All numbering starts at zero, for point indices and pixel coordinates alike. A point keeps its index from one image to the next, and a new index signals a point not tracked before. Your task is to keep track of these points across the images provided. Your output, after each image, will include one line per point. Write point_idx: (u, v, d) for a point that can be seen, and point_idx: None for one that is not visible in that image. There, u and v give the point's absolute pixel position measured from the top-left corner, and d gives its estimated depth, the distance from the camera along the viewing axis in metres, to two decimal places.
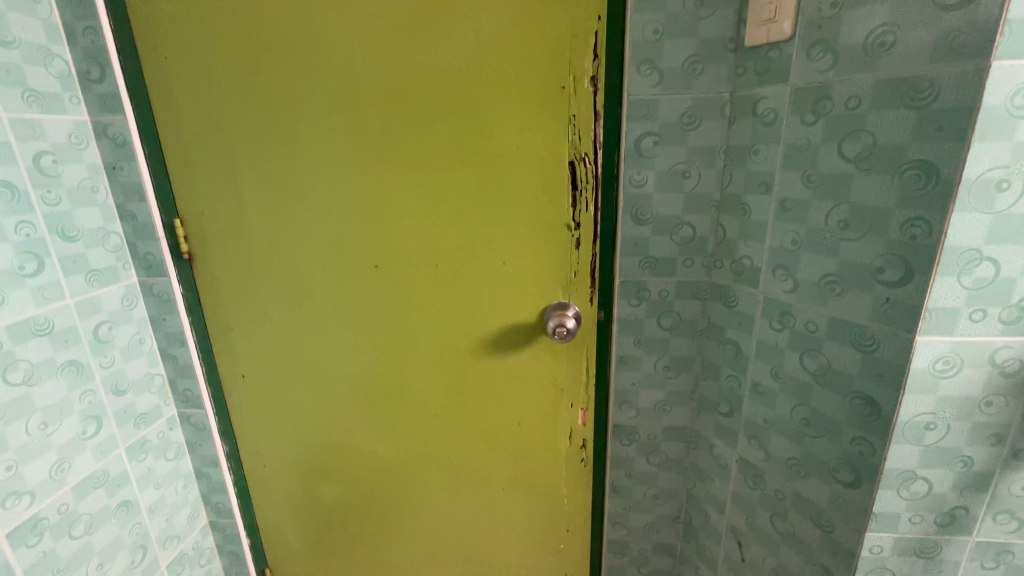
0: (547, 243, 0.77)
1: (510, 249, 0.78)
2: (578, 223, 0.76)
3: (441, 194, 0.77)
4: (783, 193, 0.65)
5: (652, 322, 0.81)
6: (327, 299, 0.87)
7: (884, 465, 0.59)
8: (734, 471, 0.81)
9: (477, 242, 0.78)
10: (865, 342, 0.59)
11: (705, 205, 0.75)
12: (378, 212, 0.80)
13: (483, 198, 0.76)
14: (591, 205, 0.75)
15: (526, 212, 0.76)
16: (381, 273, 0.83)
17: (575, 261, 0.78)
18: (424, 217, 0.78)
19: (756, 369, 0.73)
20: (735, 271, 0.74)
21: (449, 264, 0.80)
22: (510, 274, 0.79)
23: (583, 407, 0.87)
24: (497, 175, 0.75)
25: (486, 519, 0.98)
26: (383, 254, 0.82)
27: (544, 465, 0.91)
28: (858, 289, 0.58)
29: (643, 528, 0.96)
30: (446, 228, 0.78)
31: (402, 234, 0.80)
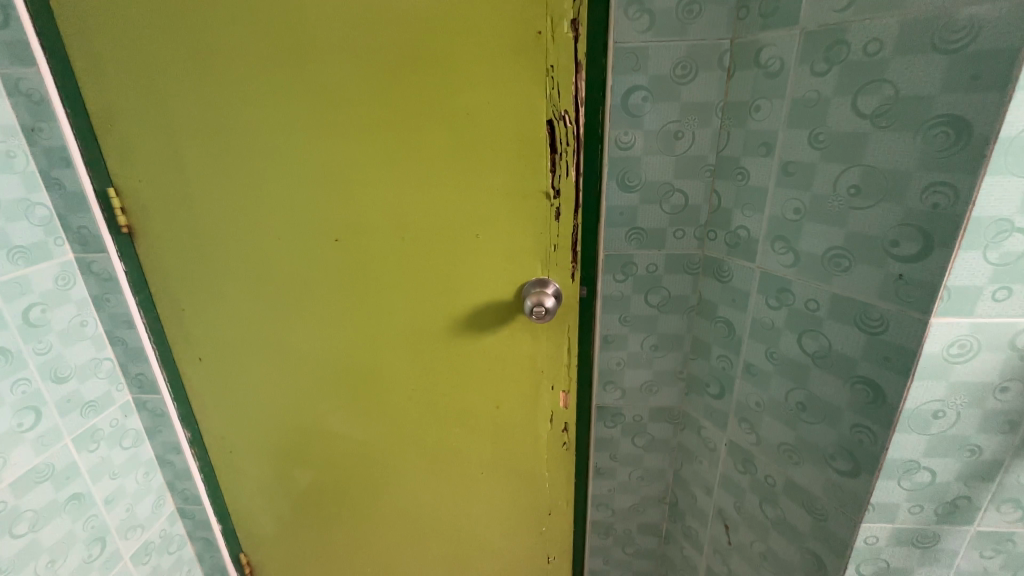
0: (527, 213, 0.69)
1: (491, 221, 0.70)
2: (558, 188, 0.67)
3: (415, 159, 0.68)
4: (787, 155, 0.58)
5: (639, 299, 0.76)
6: (290, 276, 0.79)
7: (885, 454, 0.55)
8: (723, 454, 0.77)
9: (455, 213, 0.71)
10: (872, 323, 0.53)
11: (698, 168, 0.68)
12: (344, 179, 0.71)
13: (459, 162, 0.68)
14: (572, 166, 0.66)
15: (505, 180, 0.68)
16: (350, 246, 0.75)
17: (555, 231, 0.70)
18: (397, 183, 0.70)
19: (750, 349, 0.68)
20: (729, 242, 0.67)
21: (426, 238, 0.73)
22: (490, 249, 0.72)
23: (564, 389, 0.80)
24: (474, 136, 0.66)
25: (464, 502, 0.93)
26: (354, 229, 0.74)
27: (526, 451, 0.86)
28: (866, 263, 0.52)
29: (628, 508, 0.93)
30: (423, 197, 0.70)
31: (374, 202, 0.72)
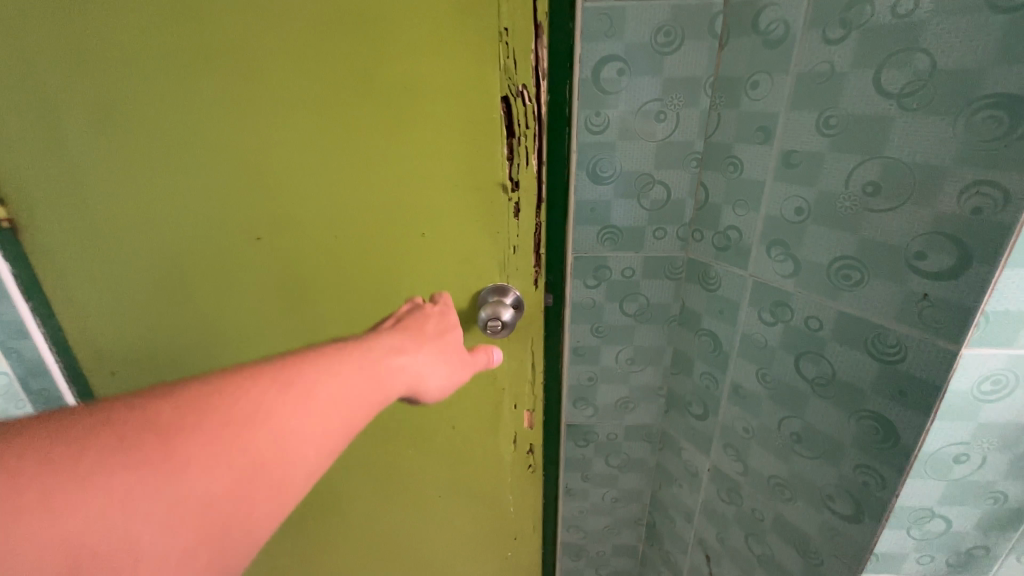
0: (485, 215, 0.54)
1: (443, 224, 0.54)
2: (517, 181, 0.51)
3: (345, 143, 0.50)
4: (789, 142, 0.48)
5: (613, 307, 0.66)
6: (191, 297, 0.59)
7: (894, 501, 0.47)
8: (706, 480, 0.69)
9: (402, 214, 0.54)
10: (887, 349, 0.44)
11: (682, 157, 0.57)
12: (249, 169, 0.51)
13: (401, 147, 0.50)
14: (535, 156, 0.50)
15: (457, 173, 0.51)
16: (270, 256, 0.56)
17: (515, 236, 0.54)
18: (324, 175, 0.52)
19: (738, 369, 0.59)
20: (718, 245, 0.57)
21: (370, 243, 0.56)
22: (441, 260, 0.56)
23: (529, 408, 0.70)
24: (413, 116, 0.48)
25: (422, 530, 0.82)
26: (275, 235, 0.55)
27: (488, 474, 0.76)
28: (881, 278, 0.43)
29: (602, 530, 0.85)
30: (361, 193, 0.52)
31: (294, 199, 0.53)
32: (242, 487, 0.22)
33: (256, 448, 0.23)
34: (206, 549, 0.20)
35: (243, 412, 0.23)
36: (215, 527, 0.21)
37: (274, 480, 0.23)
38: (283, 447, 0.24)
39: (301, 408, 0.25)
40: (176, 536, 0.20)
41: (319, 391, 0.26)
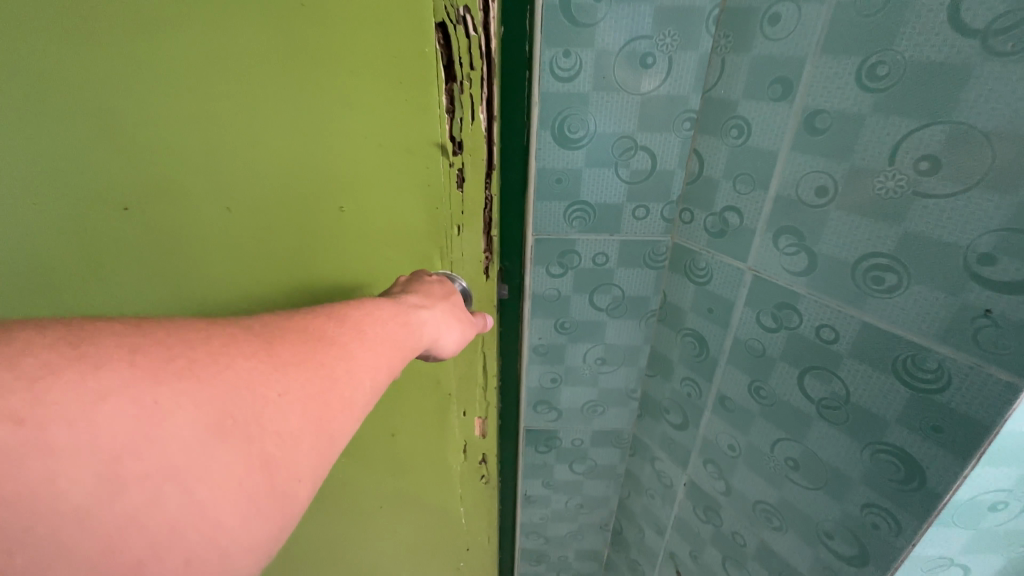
0: (427, 194, 0.34)
1: (378, 211, 0.34)
2: (458, 146, 0.33)
3: (229, 70, 0.28)
4: (816, 98, 0.36)
5: (582, 300, 0.54)
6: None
7: (909, 550, 0.38)
8: (681, 494, 0.60)
9: (327, 199, 0.33)
10: (923, 373, 0.34)
11: (674, 116, 0.45)
12: (61, 114, 0.28)
13: (317, 83, 0.29)
14: (483, 111, 0.32)
15: (398, 130, 0.31)
16: (123, 264, 0.33)
17: (455, 224, 0.36)
18: (197, 128, 0.30)
19: (727, 377, 0.49)
20: (711, 230, 0.46)
21: (284, 240, 0.34)
22: (379, 264, 0.36)
23: (481, 416, 0.57)
24: (325, 32, 0.28)
25: (353, 553, 0.66)
26: (131, 228, 0.32)
27: (435, 489, 0.62)
28: (923, 284, 0.33)
29: (564, 536, 0.77)
30: (264, 160, 0.31)
31: (153, 167, 0.30)
32: (332, 391, 0.22)
33: (345, 363, 0.23)
34: (315, 433, 0.20)
35: (325, 332, 0.23)
36: (321, 413, 0.21)
37: (361, 391, 0.23)
38: (363, 361, 0.24)
39: (372, 331, 0.26)
40: (293, 418, 0.19)
41: (381, 324, 0.27)
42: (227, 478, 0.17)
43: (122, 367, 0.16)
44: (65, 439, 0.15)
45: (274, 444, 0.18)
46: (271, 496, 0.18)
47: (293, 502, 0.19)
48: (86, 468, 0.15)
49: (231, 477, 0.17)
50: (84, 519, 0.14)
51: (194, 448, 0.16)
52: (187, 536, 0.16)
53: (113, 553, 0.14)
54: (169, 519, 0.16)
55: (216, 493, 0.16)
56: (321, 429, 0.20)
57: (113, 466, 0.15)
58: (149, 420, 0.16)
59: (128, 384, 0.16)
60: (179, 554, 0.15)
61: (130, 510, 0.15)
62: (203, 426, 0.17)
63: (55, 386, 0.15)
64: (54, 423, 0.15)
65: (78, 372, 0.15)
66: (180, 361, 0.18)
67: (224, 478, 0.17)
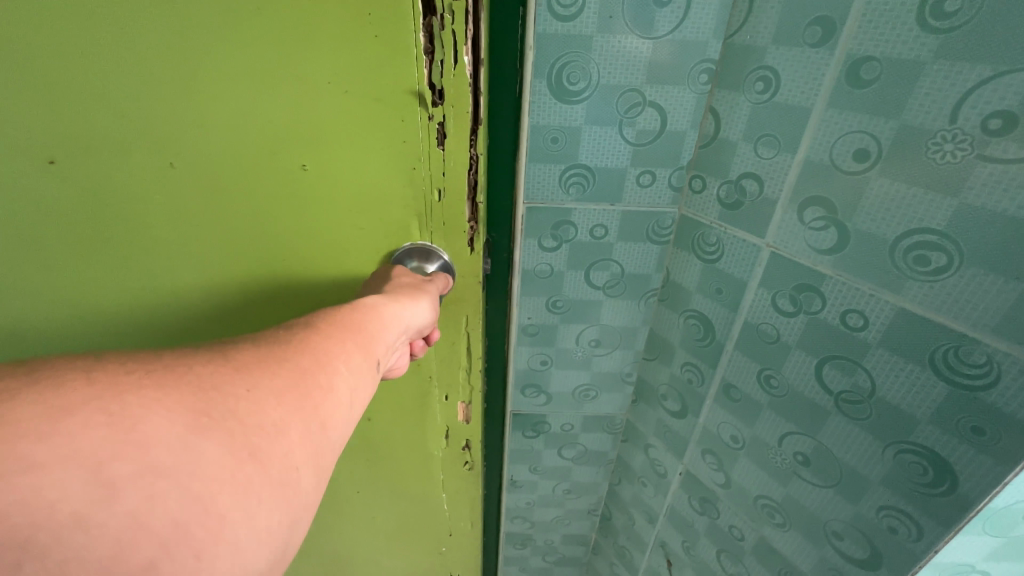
0: (398, 151, 0.29)
1: (343, 171, 0.30)
2: (439, 93, 0.28)
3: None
4: (863, 43, 0.30)
5: (577, 277, 0.49)
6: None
7: (929, 557, 0.35)
8: (675, 484, 0.57)
9: (282, 156, 0.29)
10: (966, 368, 0.30)
11: (689, 66, 0.38)
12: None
13: (258, 14, 0.24)
14: (468, 54, 0.27)
15: (359, 75, 0.26)
16: (61, 223, 0.30)
17: (436, 187, 0.32)
18: (120, 65, 0.25)
19: (733, 364, 0.45)
20: (725, 201, 0.41)
21: (237, 201, 0.30)
22: (346, 231, 0.32)
23: (465, 401, 0.50)
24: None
25: (324, 536, 0.61)
26: (64, 182, 0.28)
27: (415, 475, 0.56)
28: (978, 265, 0.28)
29: (550, 521, 0.75)
30: (204, 108, 0.27)
31: (79, 113, 0.26)
32: (308, 374, 0.18)
33: (306, 357, 0.19)
34: (301, 415, 0.17)
35: (280, 337, 0.20)
36: (303, 401, 0.17)
37: (338, 378, 0.19)
38: (331, 349, 0.20)
39: (325, 328, 0.21)
40: (265, 416, 0.16)
41: (338, 317, 0.23)
42: (223, 469, 0.14)
43: (76, 383, 0.13)
44: (42, 455, 0.12)
45: (263, 430, 0.15)
46: (270, 487, 0.15)
47: (296, 489, 0.16)
48: (61, 475, 0.12)
49: (225, 465, 0.14)
50: (71, 532, 0.11)
51: (179, 441, 0.13)
52: (191, 538, 0.12)
53: (117, 564, 0.11)
54: (170, 517, 0.12)
55: (217, 482, 0.13)
56: (308, 410, 0.17)
57: (92, 475, 0.12)
58: (120, 428, 0.13)
59: (85, 396, 0.13)
60: (190, 549, 0.12)
61: (126, 515, 0.12)
62: (182, 422, 0.14)
63: (9, 407, 0.12)
64: (15, 439, 0.11)
65: (37, 393, 0.12)
66: (139, 371, 0.14)
67: (216, 471, 0.14)
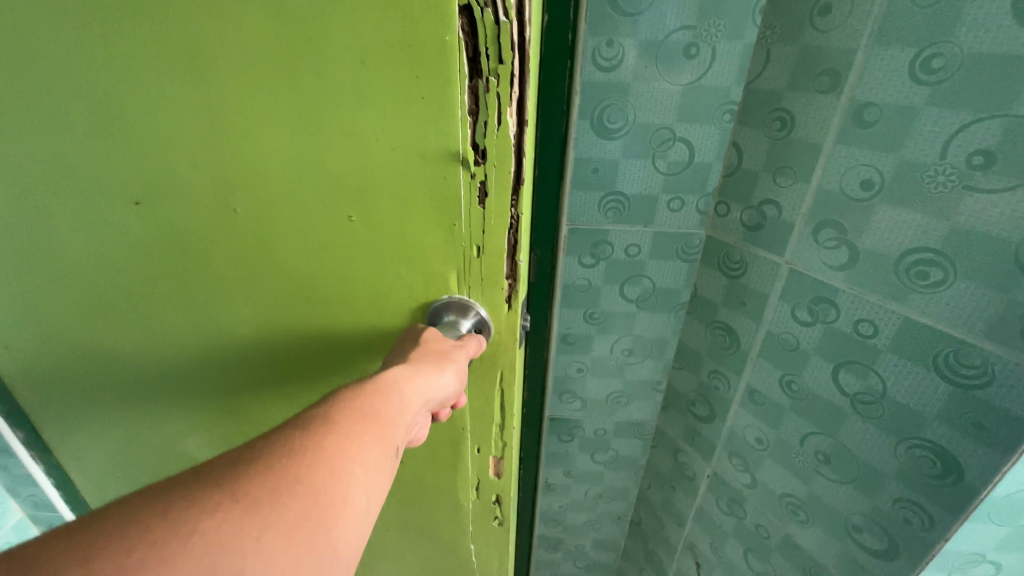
0: (446, 209, 0.29)
1: (395, 226, 0.30)
2: (481, 154, 0.27)
3: (224, 67, 0.25)
4: (866, 92, 0.36)
5: (613, 291, 0.55)
6: (34, 316, 0.36)
7: (941, 545, 0.39)
8: (703, 486, 0.61)
9: (335, 208, 0.29)
10: (966, 370, 0.34)
11: (714, 108, 0.44)
12: (64, 103, 0.26)
13: (320, 86, 0.25)
14: (512, 113, 0.26)
15: (413, 137, 0.26)
16: (148, 265, 0.32)
17: (475, 241, 0.30)
18: (198, 131, 0.27)
19: (757, 371, 0.50)
20: (748, 224, 0.46)
21: (295, 247, 0.31)
22: (397, 283, 0.32)
23: (497, 454, 0.45)
24: (322, 22, 0.23)
25: None
26: (148, 221, 0.30)
27: (443, 541, 0.53)
28: (969, 280, 0.33)
29: (582, 525, 0.78)
30: (269, 164, 0.28)
31: (164, 174, 0.28)
32: (320, 500, 0.16)
33: (321, 470, 0.16)
34: (313, 559, 0.15)
35: (288, 447, 0.17)
36: (313, 541, 0.15)
37: (356, 487, 0.17)
38: (346, 455, 0.17)
39: (341, 418, 0.18)
40: (270, 566, 0.14)
41: (357, 400, 0.20)
42: None
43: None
44: None
45: None
46: None
47: None
48: None
49: None
50: None
51: None
52: None
53: None
54: None
55: None
56: (321, 551, 0.15)
57: None
58: None
59: None
60: None
61: None
62: None
63: None
64: None
65: None
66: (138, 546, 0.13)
67: None
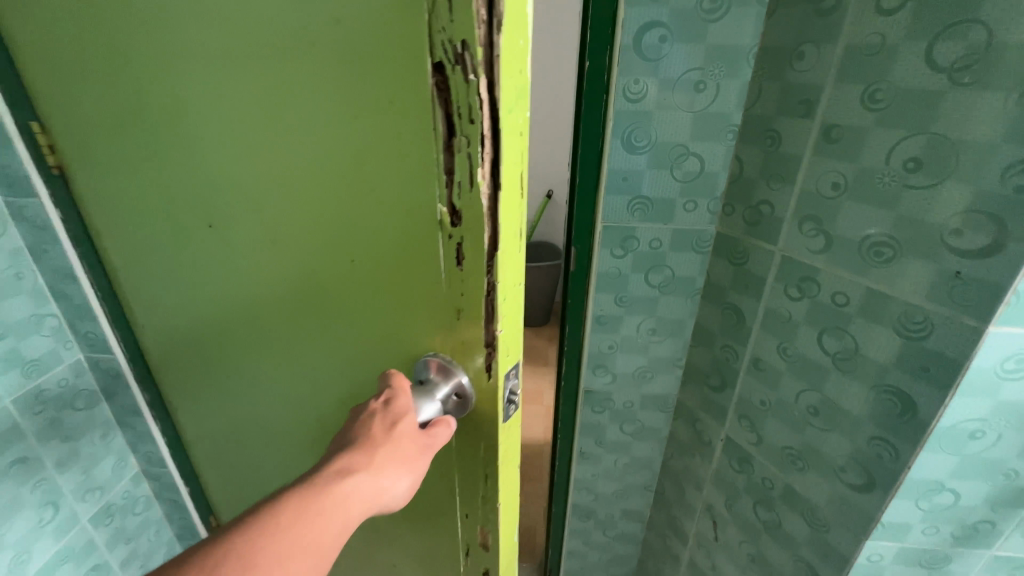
0: (423, 259, 0.32)
1: (379, 270, 0.35)
2: (456, 216, 0.29)
3: (274, 151, 0.34)
4: (832, 116, 0.47)
5: (639, 278, 0.66)
6: (184, 316, 0.52)
7: (906, 473, 0.48)
8: (718, 450, 0.71)
9: (348, 270, 0.36)
10: (913, 326, 0.44)
11: (720, 129, 0.56)
12: (208, 191, 0.40)
13: (335, 178, 0.33)
14: (483, 177, 0.27)
15: (390, 193, 0.31)
16: (243, 298, 0.44)
17: (457, 303, 0.32)
18: (269, 207, 0.37)
19: (760, 342, 0.60)
20: (749, 220, 0.58)
21: (313, 284, 0.39)
22: (388, 323, 0.37)
23: (486, 530, 0.41)
24: (331, 126, 0.31)
25: None
26: (221, 241, 0.42)
27: None
28: (911, 255, 0.43)
29: (612, 495, 0.88)
30: (298, 222, 0.36)
31: (251, 234, 0.40)
32: None
33: None
34: None
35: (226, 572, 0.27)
36: None
37: None
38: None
39: (269, 545, 0.28)
40: None
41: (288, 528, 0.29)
42: None
43: None
44: None
45: None
46: None
47: None
48: None
49: None
50: None
51: None
52: None
53: None
54: None
55: None
56: None
57: None
58: None
59: None
60: None
61: None
62: None
63: None
64: None
65: None
66: None
67: None
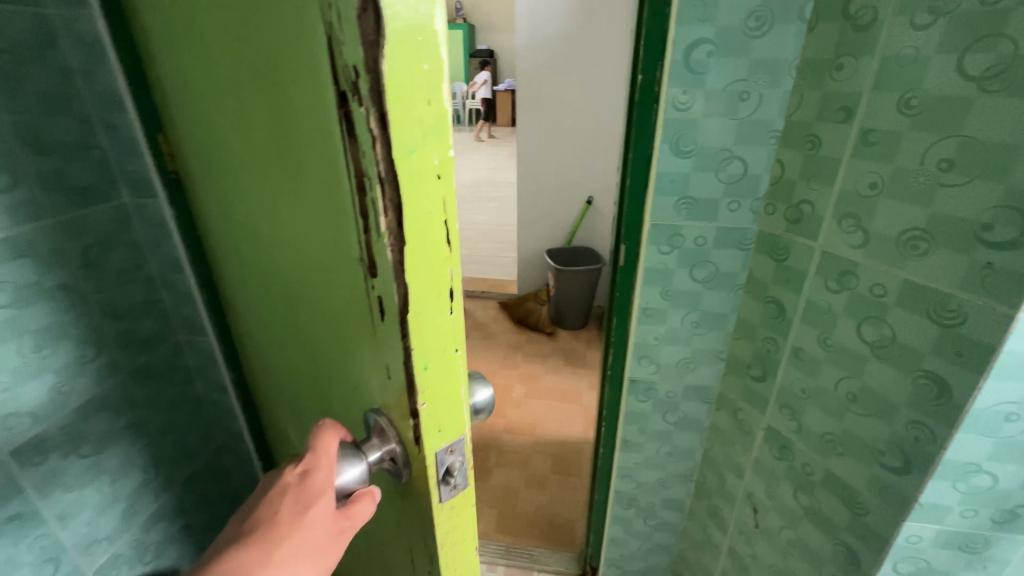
0: (357, 292, 0.32)
1: (342, 316, 0.35)
2: (372, 266, 0.27)
3: (271, 198, 0.37)
4: (870, 122, 0.52)
5: (683, 273, 0.72)
6: (258, 312, 0.60)
7: (942, 454, 0.51)
8: (759, 438, 0.74)
9: (324, 309, 0.38)
10: (948, 314, 0.48)
11: (762, 134, 0.62)
12: (250, 219, 0.45)
13: (304, 228, 0.34)
14: (386, 228, 0.25)
15: (329, 231, 0.31)
16: (282, 309, 0.50)
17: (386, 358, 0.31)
18: (278, 242, 0.41)
19: (801, 333, 0.64)
20: (791, 218, 0.62)
21: (311, 313, 0.41)
22: (347, 340, 0.37)
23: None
24: (294, 184, 0.32)
25: None
26: (259, 252, 0.48)
27: None
28: (944, 247, 0.47)
29: (653, 483, 0.92)
30: (295, 258, 0.39)
31: (274, 258, 0.44)
32: None
33: None
34: None
35: None
36: None
37: None
38: None
39: None
40: None
41: None
42: None
43: None
44: None
45: None
46: None
47: None
48: None
49: None
50: None
51: None
52: None
53: None
54: None
55: None
56: None
57: None
58: None
59: None
60: None
61: None
62: None
63: None
64: None
65: None
66: None
67: None
